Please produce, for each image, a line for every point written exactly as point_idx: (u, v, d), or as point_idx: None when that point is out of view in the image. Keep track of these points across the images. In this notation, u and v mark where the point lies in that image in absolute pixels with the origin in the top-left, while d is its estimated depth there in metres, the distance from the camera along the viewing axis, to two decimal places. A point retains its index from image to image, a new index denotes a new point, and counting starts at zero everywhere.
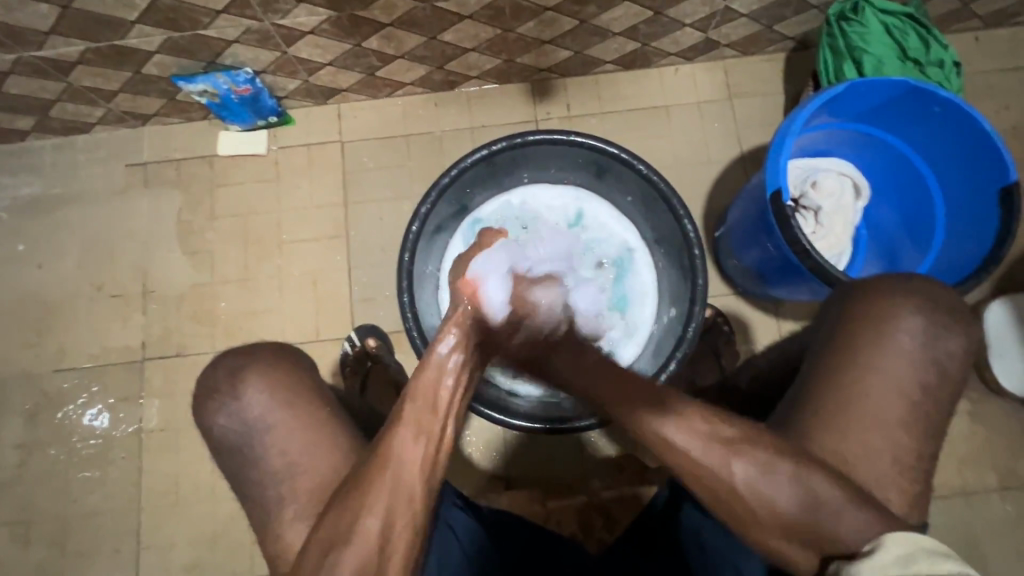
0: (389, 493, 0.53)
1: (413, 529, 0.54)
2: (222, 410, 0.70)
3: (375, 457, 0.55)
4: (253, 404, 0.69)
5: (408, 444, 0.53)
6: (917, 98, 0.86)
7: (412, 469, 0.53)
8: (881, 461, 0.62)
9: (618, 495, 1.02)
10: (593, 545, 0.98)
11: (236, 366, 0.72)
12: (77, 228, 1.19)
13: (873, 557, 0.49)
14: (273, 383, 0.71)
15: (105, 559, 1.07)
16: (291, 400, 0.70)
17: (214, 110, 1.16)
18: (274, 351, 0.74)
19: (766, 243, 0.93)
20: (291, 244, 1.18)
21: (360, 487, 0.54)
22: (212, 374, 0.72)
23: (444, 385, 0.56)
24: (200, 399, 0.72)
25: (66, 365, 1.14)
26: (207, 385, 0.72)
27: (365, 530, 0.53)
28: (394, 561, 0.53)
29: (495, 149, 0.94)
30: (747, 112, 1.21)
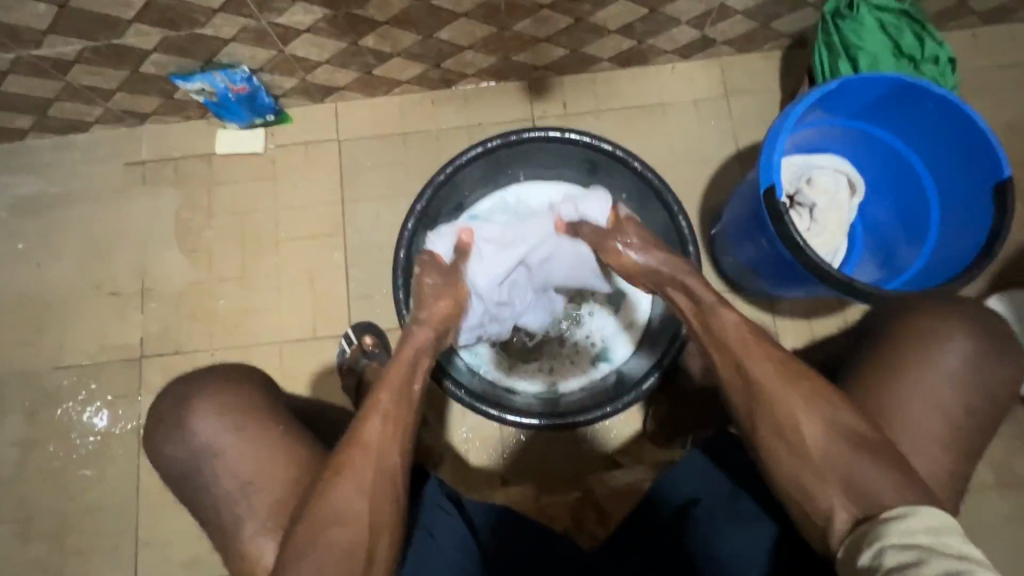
0: (373, 472, 0.64)
1: (395, 505, 0.65)
2: (170, 440, 0.72)
3: (353, 446, 0.66)
4: (200, 429, 0.71)
5: (382, 429, 0.67)
6: (909, 95, 0.87)
7: (391, 450, 0.67)
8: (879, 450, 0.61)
9: (612, 492, 1.03)
10: (588, 542, 1.00)
11: (181, 394, 0.74)
12: (75, 227, 1.20)
13: (903, 522, 0.53)
14: (219, 405, 0.72)
15: (104, 556, 1.08)
16: (239, 419, 0.72)
17: (212, 110, 1.17)
18: (217, 375, 0.76)
19: (760, 241, 0.94)
20: (289, 242, 1.18)
21: (340, 475, 0.64)
22: (161, 403, 0.74)
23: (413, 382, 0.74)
24: (152, 428, 0.74)
25: (64, 363, 1.15)
26: (157, 416, 0.74)
27: (353, 509, 0.62)
28: (382, 537, 0.63)
29: (490, 147, 0.95)
30: (744, 109, 1.22)
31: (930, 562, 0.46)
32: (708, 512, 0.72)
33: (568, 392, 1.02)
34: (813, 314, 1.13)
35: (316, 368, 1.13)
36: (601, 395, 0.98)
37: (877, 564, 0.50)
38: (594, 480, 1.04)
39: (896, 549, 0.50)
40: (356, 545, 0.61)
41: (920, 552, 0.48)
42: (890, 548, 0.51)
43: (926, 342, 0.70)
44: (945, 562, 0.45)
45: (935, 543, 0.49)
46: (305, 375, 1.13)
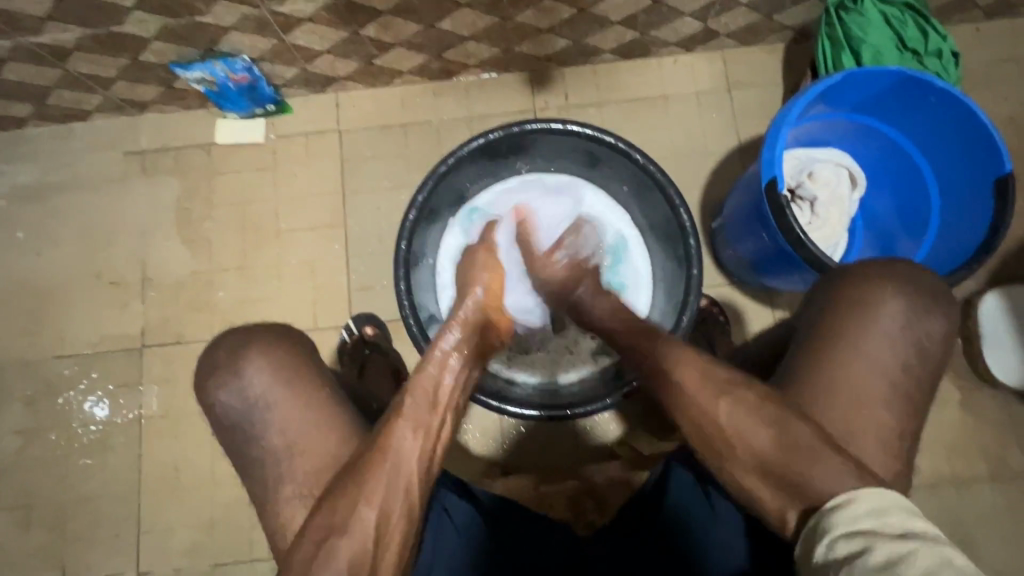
0: (386, 484, 0.58)
1: (410, 518, 0.58)
2: (224, 387, 0.70)
3: (373, 450, 0.59)
4: (256, 380, 0.70)
5: (407, 436, 0.59)
6: (912, 89, 0.86)
7: (412, 460, 0.59)
8: (874, 445, 0.62)
9: (609, 480, 1.02)
10: (585, 528, 0.98)
11: (243, 341, 0.73)
12: (75, 216, 1.20)
13: (844, 511, 0.50)
14: (281, 357, 0.72)
15: (106, 543, 1.08)
16: (292, 376, 0.71)
17: (212, 99, 1.16)
18: (282, 332, 0.75)
19: (761, 233, 0.94)
20: (289, 233, 1.18)
21: (355, 480, 0.58)
22: (215, 351, 0.73)
23: (444, 380, 0.64)
24: (203, 374, 0.72)
25: (65, 352, 1.15)
26: (209, 361, 0.72)
27: (361, 521, 0.57)
28: (389, 550, 0.57)
29: (492, 138, 0.94)
30: (746, 102, 1.21)
31: (876, 549, 0.44)
32: (684, 494, 0.73)
33: (568, 383, 1.02)
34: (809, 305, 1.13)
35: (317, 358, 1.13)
36: (599, 386, 0.97)
37: (826, 556, 0.48)
38: (592, 469, 1.03)
39: (845, 540, 0.47)
40: (360, 557, 0.56)
41: (866, 539, 0.46)
42: (837, 539, 0.48)
43: (874, 324, 0.65)
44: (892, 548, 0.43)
45: (881, 527, 0.47)
46: None
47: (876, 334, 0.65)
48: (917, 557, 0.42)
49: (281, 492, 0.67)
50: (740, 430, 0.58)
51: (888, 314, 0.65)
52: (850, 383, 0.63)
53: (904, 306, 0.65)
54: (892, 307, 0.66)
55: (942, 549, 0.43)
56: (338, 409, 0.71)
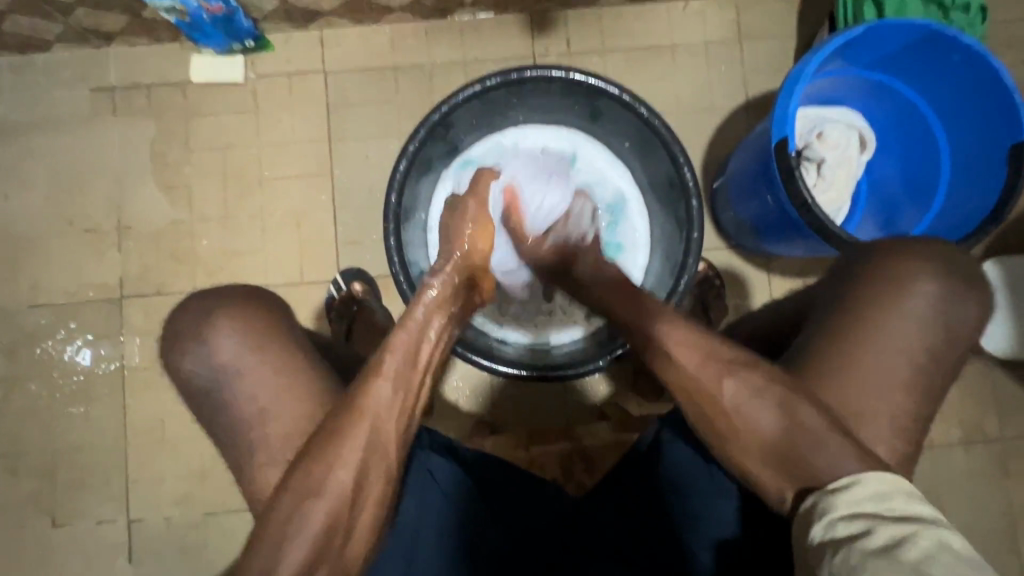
0: (360, 451, 0.56)
1: (384, 483, 0.58)
2: (190, 354, 0.68)
3: (349, 412, 0.57)
4: (222, 345, 0.68)
5: (384, 398, 0.57)
6: (936, 45, 0.81)
7: (389, 423, 0.57)
8: (870, 412, 0.61)
9: (603, 444, 1.04)
10: (574, 489, 1.02)
11: (206, 307, 0.70)
12: (42, 157, 1.12)
13: (848, 491, 0.52)
14: (244, 322, 0.69)
15: (95, 491, 1.08)
16: (261, 339, 0.68)
17: (185, 31, 1.06)
18: (245, 296, 0.73)
19: (765, 196, 0.91)
20: (273, 181, 1.13)
21: (328, 444, 0.57)
22: (179, 318, 0.71)
23: (426, 338, 0.61)
24: (168, 343, 0.70)
25: (40, 301, 1.11)
26: (175, 331, 0.70)
27: (335, 484, 0.55)
28: (366, 511, 0.57)
29: (488, 85, 0.88)
30: (756, 55, 1.15)
31: (880, 531, 0.47)
32: (676, 462, 0.73)
33: (560, 344, 1.00)
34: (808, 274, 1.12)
35: (304, 314, 1.10)
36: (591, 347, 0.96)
37: (826, 534, 0.50)
38: (583, 431, 1.05)
39: (845, 521, 0.50)
40: (335, 518, 0.55)
41: (867, 522, 0.48)
42: (837, 519, 0.51)
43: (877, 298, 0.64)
44: (892, 532, 0.46)
45: (884, 508, 0.49)
46: None
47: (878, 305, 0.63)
48: (915, 540, 0.45)
49: (263, 454, 0.65)
50: (739, 374, 0.59)
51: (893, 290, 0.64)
52: (853, 352, 0.63)
53: (934, 290, 0.64)
54: (920, 285, 0.64)
55: (939, 534, 0.45)
56: (313, 373, 0.68)
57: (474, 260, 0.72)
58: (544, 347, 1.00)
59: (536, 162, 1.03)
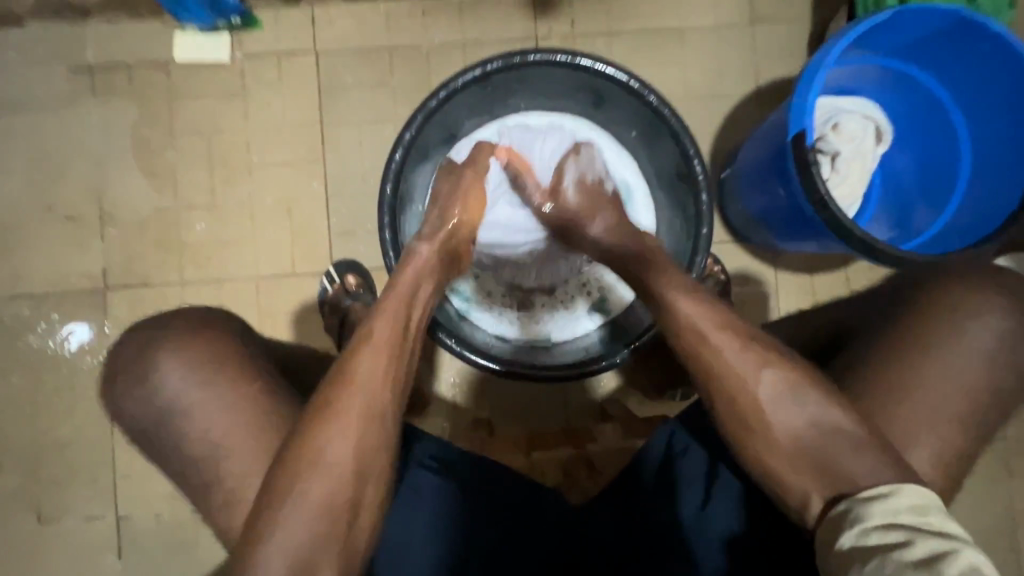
0: (360, 414, 0.58)
1: (384, 453, 0.58)
2: (131, 396, 0.66)
3: (340, 381, 0.59)
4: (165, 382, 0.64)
5: (373, 364, 0.60)
6: (961, 34, 0.76)
7: (382, 390, 0.59)
8: (884, 416, 0.60)
9: (605, 450, 1.02)
10: (577, 496, 1.00)
11: (142, 345, 0.67)
12: (19, 139, 1.07)
13: (885, 499, 0.52)
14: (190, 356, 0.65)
15: (83, 486, 1.06)
16: (201, 370, 0.65)
17: (165, 6, 1.01)
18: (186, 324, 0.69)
19: (777, 189, 0.88)
20: (263, 168, 1.08)
21: (324, 416, 0.57)
22: (121, 356, 0.68)
23: (410, 305, 0.68)
24: (114, 382, 0.68)
25: (20, 291, 1.06)
26: (118, 367, 0.68)
27: (334, 452, 0.56)
28: (370, 485, 0.57)
29: (490, 69, 0.84)
30: (768, 39, 1.10)
31: (918, 543, 0.46)
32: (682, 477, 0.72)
33: (561, 341, 0.97)
34: (818, 269, 1.09)
35: (296, 306, 1.07)
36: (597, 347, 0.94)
37: (859, 541, 0.50)
38: (585, 436, 1.02)
39: (880, 531, 0.49)
40: (339, 493, 0.55)
41: (904, 534, 0.48)
42: (872, 528, 0.50)
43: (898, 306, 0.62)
44: (931, 546, 0.46)
45: (921, 523, 0.49)
46: (281, 314, 1.07)
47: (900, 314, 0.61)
48: (954, 558, 0.44)
49: (252, 459, 0.63)
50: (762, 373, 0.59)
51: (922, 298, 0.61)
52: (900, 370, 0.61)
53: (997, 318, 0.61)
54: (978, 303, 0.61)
55: (978, 555, 0.45)
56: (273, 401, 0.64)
57: (462, 231, 0.82)
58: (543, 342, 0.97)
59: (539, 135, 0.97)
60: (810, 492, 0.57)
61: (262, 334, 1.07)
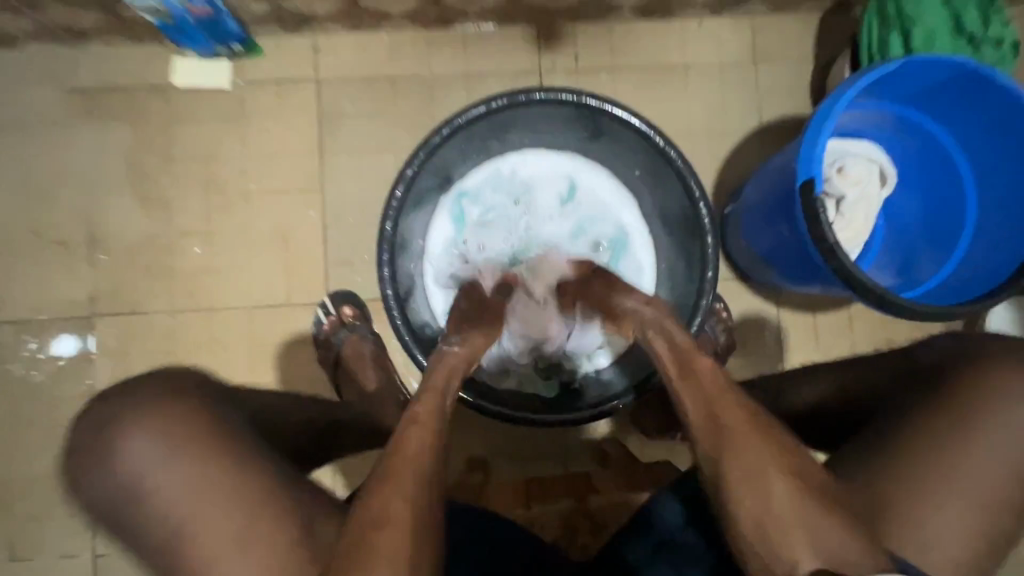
0: (416, 482, 0.55)
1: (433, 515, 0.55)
2: (99, 474, 0.58)
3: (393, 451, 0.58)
4: (133, 450, 0.57)
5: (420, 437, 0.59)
6: (970, 86, 0.76)
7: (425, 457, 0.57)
8: (923, 477, 0.56)
9: (609, 502, 0.97)
10: (579, 553, 0.96)
11: (111, 416, 0.59)
12: (8, 162, 1.04)
13: None
14: (157, 444, 0.57)
15: (58, 523, 1.01)
16: (175, 435, 0.58)
17: (166, 34, 0.99)
18: (156, 386, 0.62)
19: (783, 231, 0.87)
20: (260, 196, 1.06)
21: (382, 476, 0.55)
22: (85, 428, 0.60)
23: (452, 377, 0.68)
24: (77, 458, 0.59)
25: (4, 317, 1.03)
26: (80, 445, 0.60)
27: (394, 514, 0.53)
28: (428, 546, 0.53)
29: (494, 106, 0.83)
30: (771, 79, 1.10)
31: None
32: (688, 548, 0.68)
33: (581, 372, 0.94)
34: (819, 308, 1.08)
35: (288, 339, 1.04)
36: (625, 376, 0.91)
37: None
38: (587, 485, 0.99)
39: None
40: (401, 554, 0.51)
41: None
42: None
43: None
44: None
45: None
46: (274, 346, 1.04)
47: None
48: None
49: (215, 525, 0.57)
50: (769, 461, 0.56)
51: None
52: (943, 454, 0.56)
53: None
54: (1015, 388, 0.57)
55: None
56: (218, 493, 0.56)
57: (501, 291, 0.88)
58: (557, 376, 0.94)
59: (529, 191, 0.99)
60: (798, 556, 0.52)
61: (252, 366, 1.04)
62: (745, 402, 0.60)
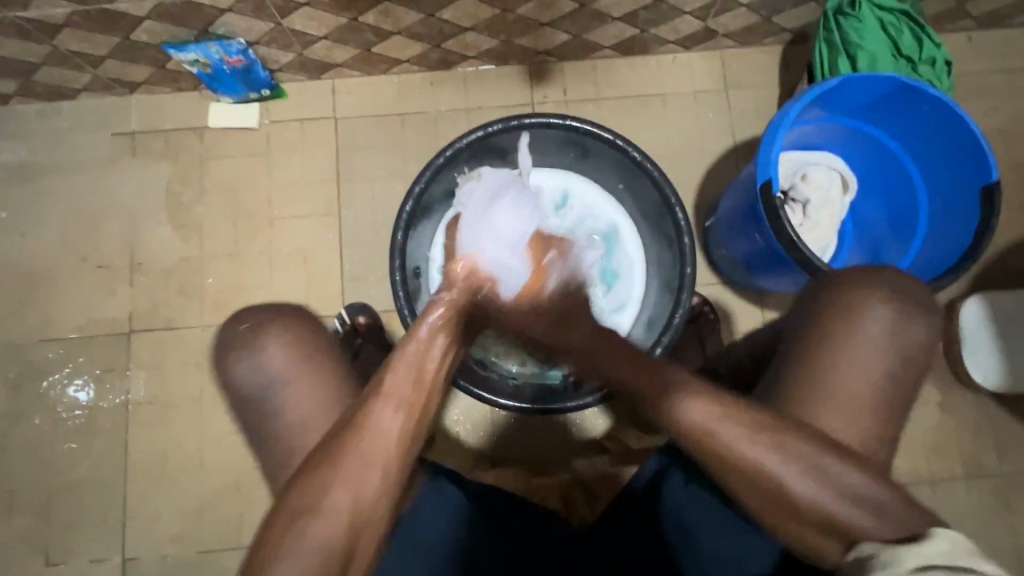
0: (365, 469, 0.54)
1: (382, 501, 0.55)
2: (240, 363, 0.71)
3: (350, 431, 0.55)
4: (271, 355, 0.71)
5: (392, 422, 0.54)
6: (906, 97, 0.88)
7: (387, 445, 0.54)
8: (838, 410, 0.65)
9: (602, 474, 1.04)
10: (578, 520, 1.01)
11: (260, 320, 0.74)
12: (61, 197, 1.17)
13: (919, 546, 0.48)
14: (289, 356, 0.71)
15: (91, 528, 1.08)
16: (307, 353, 0.72)
17: (204, 82, 1.14)
18: (296, 312, 0.77)
19: (754, 235, 0.96)
20: (283, 220, 1.17)
21: (332, 458, 0.54)
22: (235, 328, 0.74)
23: (429, 357, 0.56)
24: (221, 350, 0.73)
25: (50, 335, 1.13)
26: (227, 339, 0.74)
27: (334, 504, 0.53)
28: (367, 532, 0.55)
29: (490, 130, 0.95)
30: (742, 103, 1.22)
31: None
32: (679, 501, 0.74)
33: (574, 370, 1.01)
34: None
35: None
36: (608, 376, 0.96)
37: None
38: (583, 464, 1.06)
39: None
40: (333, 541, 0.53)
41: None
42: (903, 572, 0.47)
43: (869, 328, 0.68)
44: None
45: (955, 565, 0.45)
46: None
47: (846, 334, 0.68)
48: None
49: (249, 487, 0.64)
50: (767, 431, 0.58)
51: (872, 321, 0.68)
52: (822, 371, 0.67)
53: (893, 314, 0.68)
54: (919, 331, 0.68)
55: None
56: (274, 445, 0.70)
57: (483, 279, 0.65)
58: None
59: None
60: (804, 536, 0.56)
61: None
62: (743, 414, 0.57)
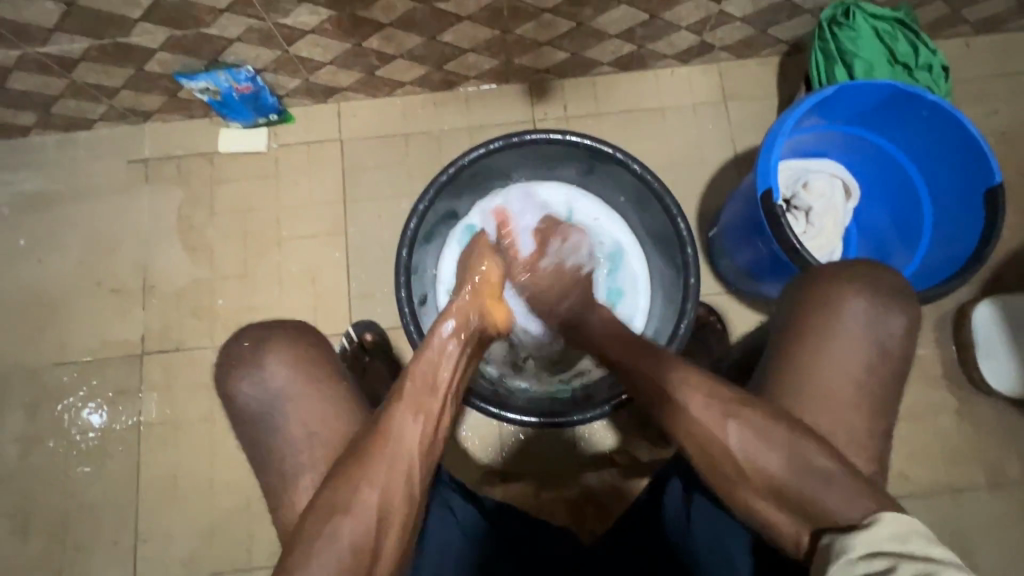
0: (387, 469, 0.58)
1: (408, 500, 0.59)
2: (245, 378, 0.72)
3: (374, 435, 0.60)
4: (276, 370, 0.72)
5: (414, 427, 0.61)
6: (904, 104, 0.88)
7: (411, 447, 0.60)
8: (843, 410, 0.66)
9: (612, 489, 1.05)
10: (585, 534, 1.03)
11: (261, 336, 0.75)
12: (77, 224, 1.21)
13: (867, 531, 0.51)
14: (294, 371, 0.72)
15: (105, 550, 1.08)
16: (312, 369, 0.73)
17: (215, 109, 1.18)
18: (299, 329, 0.77)
19: (758, 244, 0.96)
20: (291, 241, 1.19)
21: (356, 461, 0.59)
22: (237, 343, 0.75)
23: (442, 369, 0.66)
24: (224, 366, 0.74)
25: (65, 359, 1.15)
26: (229, 355, 0.74)
27: (362, 503, 0.57)
28: (389, 532, 0.57)
29: (492, 148, 0.96)
30: (742, 114, 1.23)
31: (902, 568, 0.46)
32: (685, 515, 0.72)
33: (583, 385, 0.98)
34: None
35: None
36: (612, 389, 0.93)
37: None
38: (594, 478, 1.05)
39: (865, 561, 0.48)
40: (361, 542, 0.55)
41: (889, 559, 0.47)
42: (856, 558, 0.49)
43: (872, 331, 0.69)
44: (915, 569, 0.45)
45: (903, 548, 0.48)
46: None
47: (849, 335, 0.68)
48: None
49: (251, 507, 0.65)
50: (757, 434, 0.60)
51: (877, 325, 0.69)
52: (805, 369, 0.68)
53: (867, 305, 0.69)
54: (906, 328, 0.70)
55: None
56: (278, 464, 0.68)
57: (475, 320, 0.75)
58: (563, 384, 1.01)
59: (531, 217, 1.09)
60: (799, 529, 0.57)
61: None
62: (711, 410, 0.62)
